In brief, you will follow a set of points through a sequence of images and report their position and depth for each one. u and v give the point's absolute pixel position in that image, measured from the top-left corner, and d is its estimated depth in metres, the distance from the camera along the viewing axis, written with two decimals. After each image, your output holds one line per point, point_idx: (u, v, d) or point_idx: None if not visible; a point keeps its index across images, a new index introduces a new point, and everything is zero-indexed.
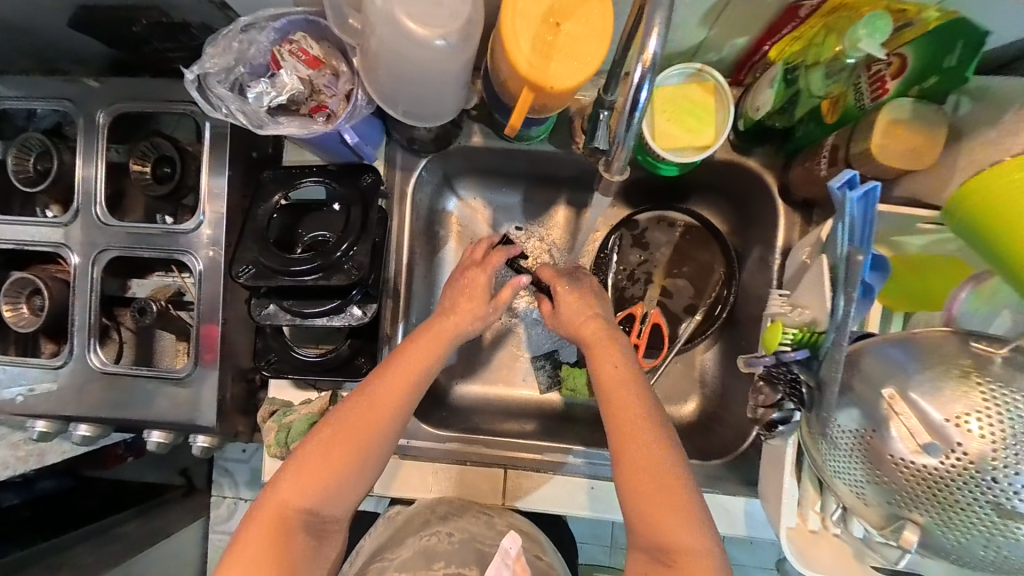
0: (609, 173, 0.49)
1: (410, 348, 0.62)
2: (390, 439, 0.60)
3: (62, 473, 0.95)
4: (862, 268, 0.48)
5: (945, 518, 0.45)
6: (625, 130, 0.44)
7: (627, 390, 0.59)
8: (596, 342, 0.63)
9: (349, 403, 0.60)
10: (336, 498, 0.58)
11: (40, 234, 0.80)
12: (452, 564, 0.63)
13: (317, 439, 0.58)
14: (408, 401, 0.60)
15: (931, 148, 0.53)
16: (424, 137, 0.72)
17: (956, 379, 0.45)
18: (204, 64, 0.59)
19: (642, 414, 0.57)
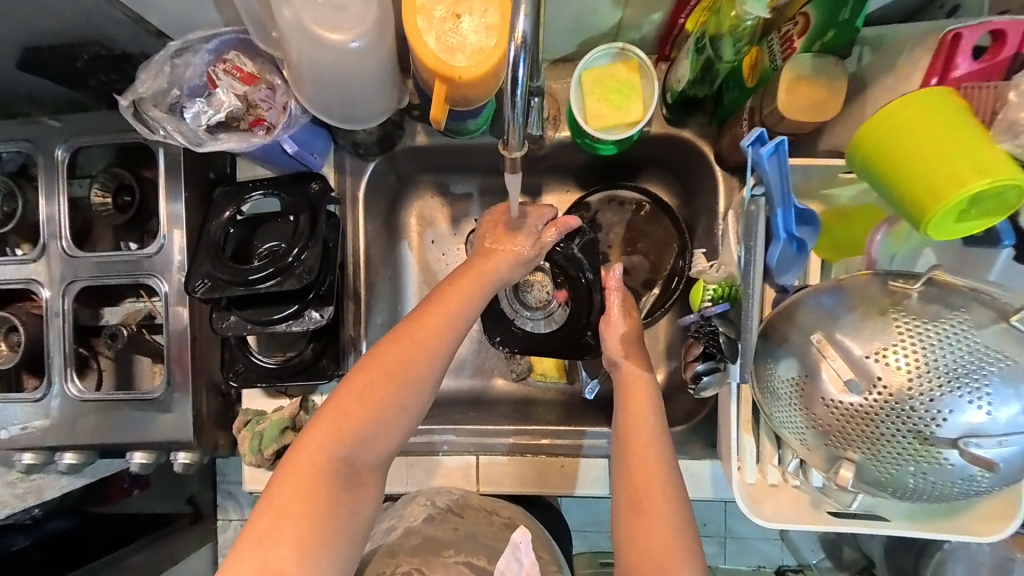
0: (508, 152, 0.47)
1: (451, 289, 0.63)
2: (429, 383, 0.59)
3: (68, 513, 0.91)
4: (759, 220, 0.51)
5: (875, 451, 0.47)
6: (512, 109, 0.43)
7: (646, 424, 0.64)
8: (630, 382, 0.68)
9: (388, 342, 0.59)
10: (371, 445, 0.56)
11: (10, 272, 0.82)
12: (461, 552, 0.64)
13: (359, 376, 0.57)
14: (447, 339, 0.60)
15: (833, 97, 0.54)
16: (368, 140, 0.74)
17: (874, 318, 0.47)
18: (138, 89, 0.62)
19: (659, 463, 0.61)
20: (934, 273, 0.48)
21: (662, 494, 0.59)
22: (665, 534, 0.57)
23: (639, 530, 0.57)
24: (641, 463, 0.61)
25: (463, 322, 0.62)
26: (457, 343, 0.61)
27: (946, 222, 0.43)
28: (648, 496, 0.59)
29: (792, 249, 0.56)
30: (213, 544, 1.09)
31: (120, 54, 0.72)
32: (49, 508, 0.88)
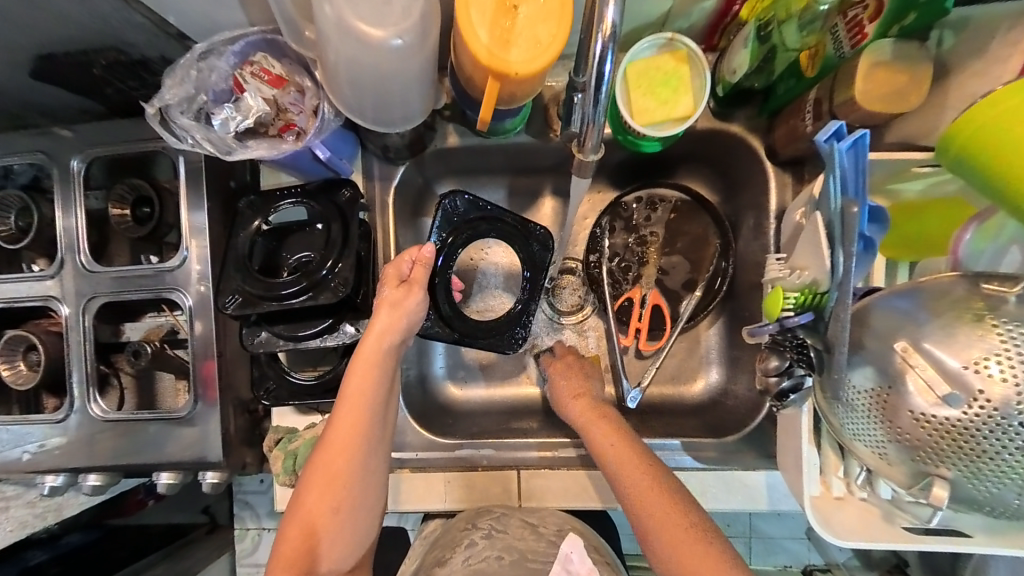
0: (581, 154, 0.49)
1: (351, 381, 0.60)
2: (372, 457, 0.61)
3: (85, 527, 0.87)
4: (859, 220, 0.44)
5: (973, 469, 0.44)
6: (594, 109, 0.45)
7: (603, 425, 0.63)
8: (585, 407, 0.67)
9: (317, 456, 0.59)
10: (340, 530, 0.59)
11: (27, 289, 0.79)
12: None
13: (303, 498, 0.58)
14: (367, 437, 0.60)
15: (918, 84, 0.51)
16: (399, 143, 0.70)
17: (969, 323, 0.43)
18: (164, 96, 0.58)
19: (641, 458, 0.59)
20: None
21: (658, 474, 0.57)
22: (679, 530, 0.53)
23: (654, 532, 0.54)
24: (621, 455, 0.59)
25: (375, 411, 0.60)
26: (384, 416, 0.61)
27: None
28: (647, 485, 0.56)
29: (860, 248, 0.52)
30: (230, 555, 1.07)
31: (138, 59, 0.68)
32: (66, 523, 0.85)
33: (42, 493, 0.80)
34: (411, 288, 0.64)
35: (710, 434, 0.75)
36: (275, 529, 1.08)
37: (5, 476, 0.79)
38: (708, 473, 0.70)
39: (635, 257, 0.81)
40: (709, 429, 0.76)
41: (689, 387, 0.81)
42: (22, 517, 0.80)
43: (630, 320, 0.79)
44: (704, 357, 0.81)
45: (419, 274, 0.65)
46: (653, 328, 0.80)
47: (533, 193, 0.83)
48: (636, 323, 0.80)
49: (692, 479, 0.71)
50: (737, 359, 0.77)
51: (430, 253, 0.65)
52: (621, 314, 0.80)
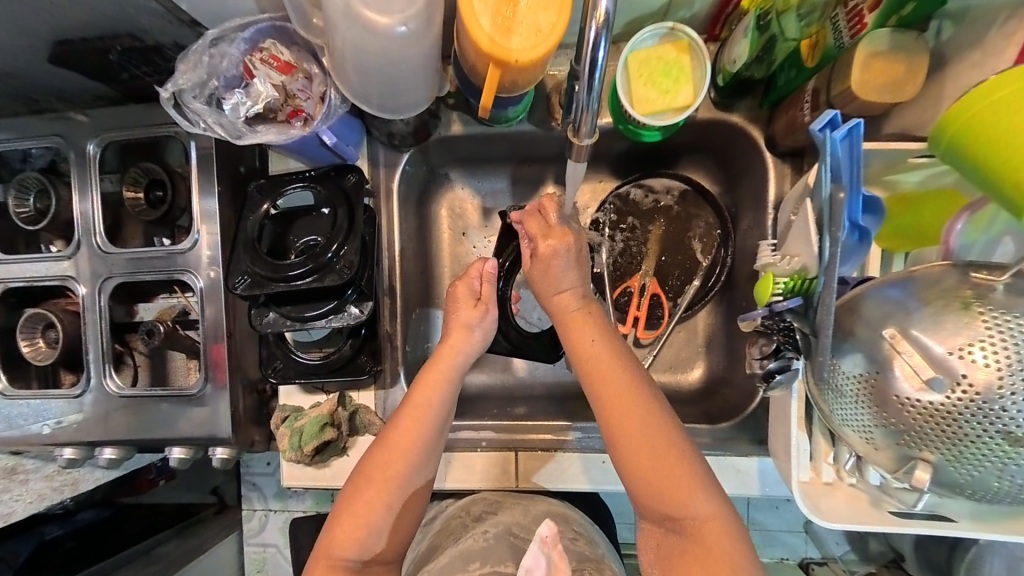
0: (579, 139, 0.50)
1: (422, 386, 0.63)
2: (426, 464, 0.62)
3: (98, 504, 0.91)
4: (845, 207, 0.46)
5: (956, 453, 0.45)
6: (587, 95, 0.46)
7: (607, 364, 0.58)
8: (565, 314, 0.63)
9: (376, 453, 0.61)
10: (383, 533, 0.59)
11: (46, 270, 0.82)
12: (488, 564, 0.59)
13: (356, 492, 0.59)
14: (427, 441, 0.61)
15: (913, 75, 0.52)
16: (403, 130, 0.71)
17: (957, 311, 0.44)
18: (177, 80, 0.60)
19: (626, 377, 0.57)
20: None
21: (650, 407, 0.55)
22: (661, 448, 0.54)
23: (634, 451, 0.54)
24: (650, 459, 0.53)
25: (440, 417, 0.62)
26: (446, 427, 0.64)
27: None
28: (639, 420, 0.55)
29: (854, 238, 0.52)
30: (239, 532, 1.10)
31: (152, 45, 0.71)
32: (81, 499, 0.88)
33: (60, 464, 0.84)
34: (484, 308, 0.70)
35: (704, 421, 0.76)
36: (282, 509, 1.11)
37: (26, 447, 0.83)
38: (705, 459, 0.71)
39: (636, 247, 0.82)
40: (703, 417, 0.77)
41: (686, 375, 0.83)
42: (41, 489, 0.84)
43: (629, 308, 0.80)
44: (700, 346, 0.83)
45: (486, 291, 0.72)
46: (652, 317, 0.81)
47: (535, 182, 0.84)
48: (635, 311, 0.81)
49: None
50: (733, 349, 0.78)
51: (494, 267, 0.73)
52: (620, 302, 0.81)
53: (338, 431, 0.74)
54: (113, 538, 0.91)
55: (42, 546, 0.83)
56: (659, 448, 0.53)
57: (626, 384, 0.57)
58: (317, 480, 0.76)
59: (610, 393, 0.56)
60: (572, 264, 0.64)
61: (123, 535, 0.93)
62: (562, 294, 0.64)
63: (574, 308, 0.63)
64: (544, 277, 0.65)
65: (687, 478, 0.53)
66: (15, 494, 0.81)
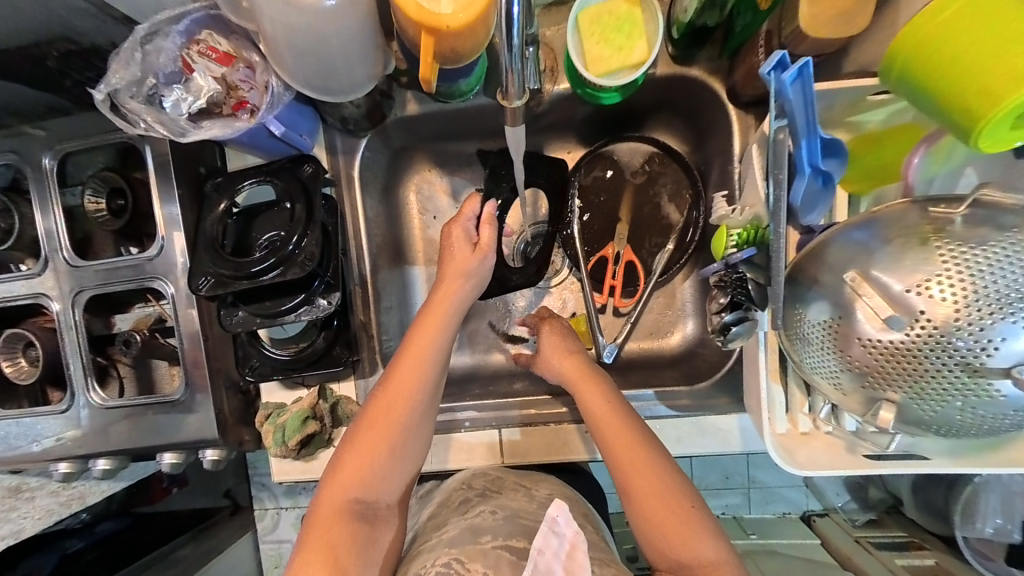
0: (507, 98, 0.48)
1: (422, 329, 0.65)
2: (428, 404, 0.62)
3: (115, 515, 0.89)
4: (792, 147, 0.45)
5: (920, 390, 0.45)
6: (510, 52, 0.44)
7: (618, 427, 0.60)
8: (574, 373, 0.67)
9: (376, 395, 0.62)
10: (385, 483, 0.59)
11: (18, 288, 0.81)
12: (499, 537, 0.57)
13: (359, 430, 0.60)
14: (429, 382, 0.62)
15: (864, 8, 0.50)
16: (356, 114, 0.70)
17: (915, 247, 0.44)
18: (111, 80, 0.59)
19: (630, 432, 0.60)
20: (982, 194, 0.45)
21: (649, 456, 0.58)
22: (667, 501, 0.55)
23: (646, 511, 0.55)
24: (665, 524, 0.55)
25: (441, 359, 0.64)
26: (443, 372, 0.64)
27: (1001, 129, 0.41)
28: (642, 473, 0.57)
29: (818, 183, 0.52)
30: (252, 532, 1.15)
31: (88, 46, 0.70)
32: (97, 511, 0.87)
33: (56, 479, 0.84)
34: (481, 252, 0.70)
35: (685, 383, 0.77)
36: (292, 506, 1.13)
37: (23, 465, 0.84)
38: (684, 421, 0.72)
39: (607, 215, 0.81)
40: (684, 378, 0.77)
41: (666, 340, 0.83)
42: (48, 505, 0.84)
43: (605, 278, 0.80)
44: (680, 310, 0.83)
45: (485, 236, 0.71)
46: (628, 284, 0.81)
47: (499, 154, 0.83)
48: (610, 281, 0.81)
49: (667, 426, 0.72)
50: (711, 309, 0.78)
51: (494, 210, 0.72)
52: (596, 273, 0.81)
53: (321, 424, 0.74)
54: (136, 545, 0.91)
55: (65, 560, 0.82)
56: (663, 499, 0.55)
57: (636, 443, 0.59)
58: (306, 473, 0.77)
59: (621, 455, 0.58)
60: (568, 334, 0.73)
61: (144, 541, 0.92)
62: (567, 361, 0.69)
63: (576, 371, 0.67)
64: (550, 344, 0.72)
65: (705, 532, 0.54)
66: (22, 512, 0.82)
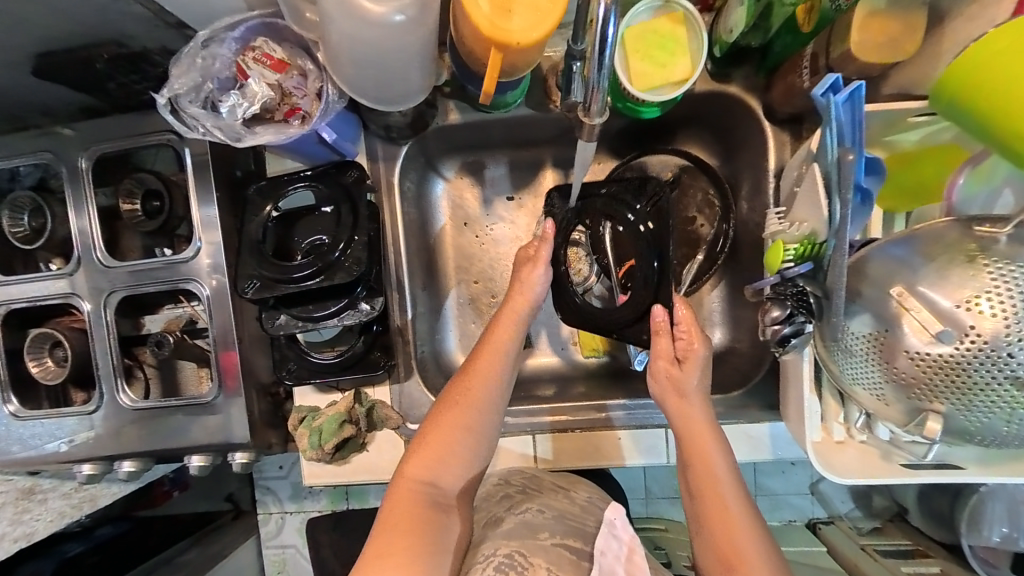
0: (589, 117, 0.49)
1: (498, 326, 0.68)
2: (501, 398, 0.64)
3: (116, 519, 0.90)
4: (855, 167, 0.46)
5: (966, 402, 0.47)
6: (598, 71, 0.46)
7: (720, 501, 0.58)
8: (691, 430, 0.63)
9: (454, 382, 0.64)
10: (455, 472, 0.59)
11: (48, 287, 0.81)
12: (556, 535, 0.59)
13: (437, 414, 0.62)
14: (504, 374, 0.65)
15: (911, 34, 0.53)
16: (401, 122, 0.72)
17: (962, 264, 0.46)
18: (172, 85, 0.59)
19: (731, 507, 0.58)
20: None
21: (749, 538, 0.56)
22: None
23: None
24: None
25: (512, 353, 0.66)
26: (515, 367, 0.67)
27: None
28: (737, 555, 0.55)
29: (857, 200, 0.53)
30: (256, 536, 1.12)
31: (138, 50, 0.69)
32: (98, 515, 0.87)
33: (79, 481, 0.83)
34: (536, 264, 0.70)
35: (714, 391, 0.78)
36: (297, 512, 1.12)
37: (45, 467, 0.83)
38: None
39: None
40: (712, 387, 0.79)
41: None
42: (59, 507, 0.84)
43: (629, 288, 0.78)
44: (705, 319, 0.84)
45: (546, 251, 0.71)
46: None
47: (532, 163, 0.85)
48: None
49: None
50: (739, 319, 0.79)
51: (553, 230, 0.71)
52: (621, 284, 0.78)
53: (357, 427, 0.74)
54: (138, 549, 0.91)
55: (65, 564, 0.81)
56: None
57: (738, 524, 0.57)
58: (338, 476, 0.77)
59: (718, 530, 0.57)
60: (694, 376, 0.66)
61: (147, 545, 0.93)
62: (692, 417, 0.64)
63: (695, 429, 0.63)
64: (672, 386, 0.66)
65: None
66: (35, 514, 0.81)
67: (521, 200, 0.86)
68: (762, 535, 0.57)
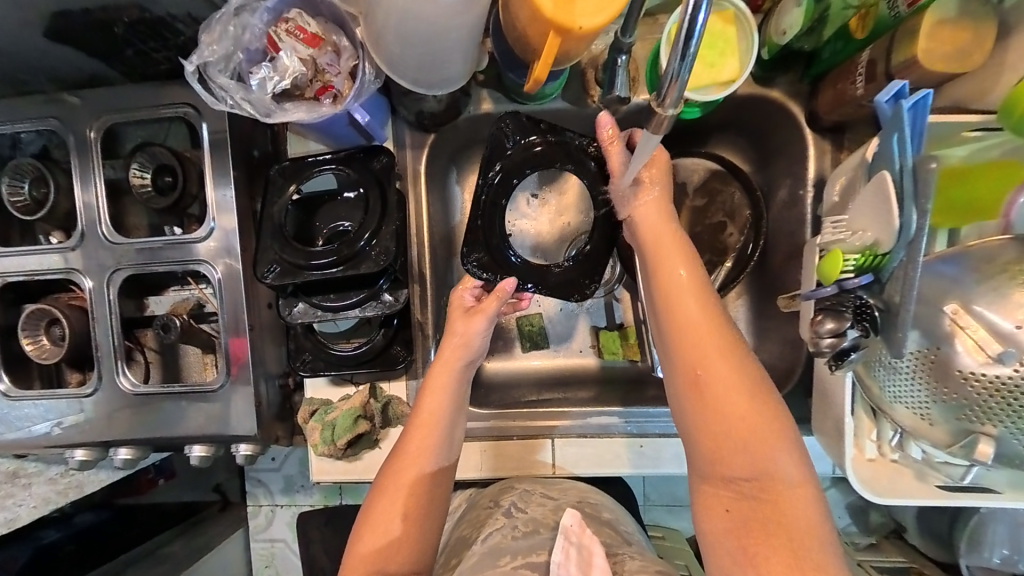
0: (663, 107, 0.45)
1: (430, 392, 0.62)
2: (440, 467, 0.60)
3: (98, 506, 0.85)
4: (936, 176, 0.43)
5: (1019, 425, 0.45)
6: (680, 61, 0.42)
7: (716, 369, 0.50)
8: (669, 278, 0.54)
9: (391, 461, 0.60)
10: (407, 551, 0.57)
11: (48, 262, 0.76)
12: (519, 556, 0.58)
13: (376, 499, 0.58)
14: (439, 445, 0.60)
15: (981, 45, 0.51)
16: (435, 108, 0.69)
17: (1022, 284, 0.44)
18: (202, 53, 0.56)
19: (729, 368, 0.49)
20: None
21: (747, 396, 0.49)
22: (767, 466, 0.47)
23: (725, 462, 0.48)
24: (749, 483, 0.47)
25: (450, 419, 0.61)
26: (455, 433, 0.62)
27: None
28: (733, 420, 0.48)
29: None
30: (244, 529, 1.08)
31: (160, 17, 0.67)
32: (80, 502, 0.83)
33: (71, 467, 0.79)
34: (475, 317, 0.63)
35: None
36: (289, 506, 1.08)
37: (35, 451, 0.79)
38: None
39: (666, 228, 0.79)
40: None
41: None
42: (44, 493, 0.81)
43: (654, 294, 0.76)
44: None
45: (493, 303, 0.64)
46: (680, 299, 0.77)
47: None
48: None
49: None
50: (765, 331, 0.78)
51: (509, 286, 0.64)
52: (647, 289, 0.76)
53: (372, 423, 0.72)
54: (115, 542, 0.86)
55: (41, 552, 0.78)
56: (758, 459, 0.47)
57: (737, 387, 0.49)
58: (349, 474, 0.74)
59: (709, 394, 0.49)
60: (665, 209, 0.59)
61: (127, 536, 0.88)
62: (674, 269, 0.54)
63: (679, 285, 0.53)
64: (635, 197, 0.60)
65: (774, 465, 0.47)
66: (19, 499, 0.79)
67: (546, 197, 0.83)
68: (768, 402, 0.49)
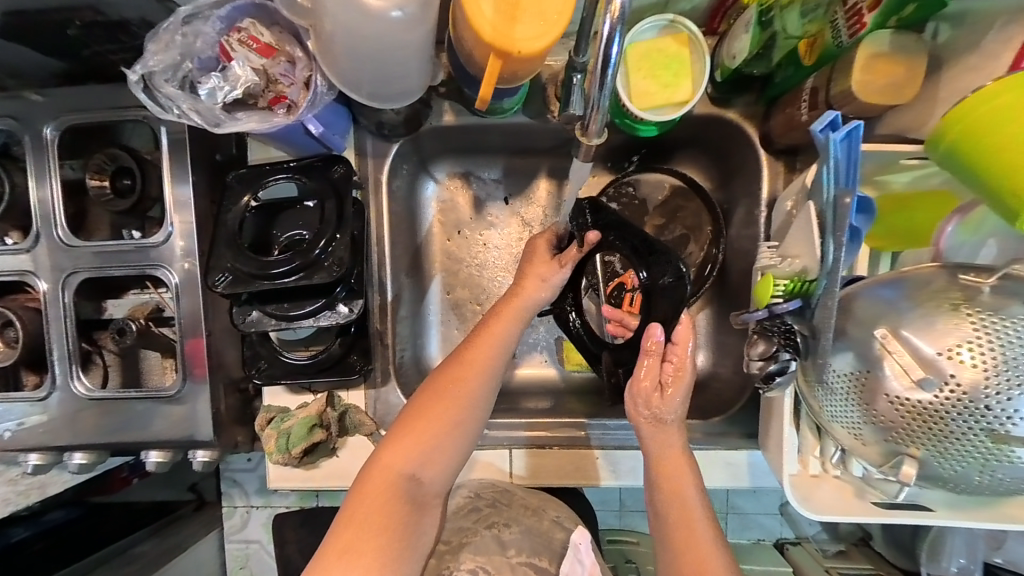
0: (586, 136, 0.49)
1: (499, 316, 0.63)
2: (488, 390, 0.60)
3: (67, 504, 0.84)
4: (851, 210, 0.46)
5: (940, 449, 0.47)
6: (598, 91, 0.46)
7: (699, 541, 0.56)
8: (663, 455, 0.60)
9: (443, 374, 0.60)
10: (435, 465, 0.58)
11: (3, 263, 0.75)
12: (523, 552, 0.65)
13: (421, 406, 0.58)
14: (496, 366, 0.61)
15: (914, 77, 0.52)
16: (395, 120, 0.69)
17: (947, 312, 0.46)
18: (148, 62, 0.56)
19: (706, 536, 0.56)
20: (1011, 268, 0.47)
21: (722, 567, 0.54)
22: None
23: None
24: None
25: (511, 346, 0.62)
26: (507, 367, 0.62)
27: None
28: None
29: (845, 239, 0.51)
30: (218, 530, 1.06)
31: (116, 19, 0.64)
32: (48, 500, 0.81)
33: (25, 470, 0.78)
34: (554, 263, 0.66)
35: (695, 416, 0.77)
36: (265, 507, 1.07)
37: None
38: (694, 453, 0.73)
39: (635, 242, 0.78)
40: (695, 411, 0.78)
41: None
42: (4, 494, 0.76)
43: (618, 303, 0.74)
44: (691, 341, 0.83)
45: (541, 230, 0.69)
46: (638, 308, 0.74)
47: (529, 171, 0.83)
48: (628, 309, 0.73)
49: None
50: (725, 344, 0.79)
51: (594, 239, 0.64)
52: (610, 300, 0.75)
53: (328, 432, 0.72)
54: (88, 538, 0.85)
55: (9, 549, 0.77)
56: None
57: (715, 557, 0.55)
58: (305, 481, 0.74)
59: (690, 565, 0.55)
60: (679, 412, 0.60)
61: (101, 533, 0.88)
62: (667, 449, 0.60)
63: (669, 462, 0.59)
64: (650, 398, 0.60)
65: None
66: None
67: (515, 206, 0.84)
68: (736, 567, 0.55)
